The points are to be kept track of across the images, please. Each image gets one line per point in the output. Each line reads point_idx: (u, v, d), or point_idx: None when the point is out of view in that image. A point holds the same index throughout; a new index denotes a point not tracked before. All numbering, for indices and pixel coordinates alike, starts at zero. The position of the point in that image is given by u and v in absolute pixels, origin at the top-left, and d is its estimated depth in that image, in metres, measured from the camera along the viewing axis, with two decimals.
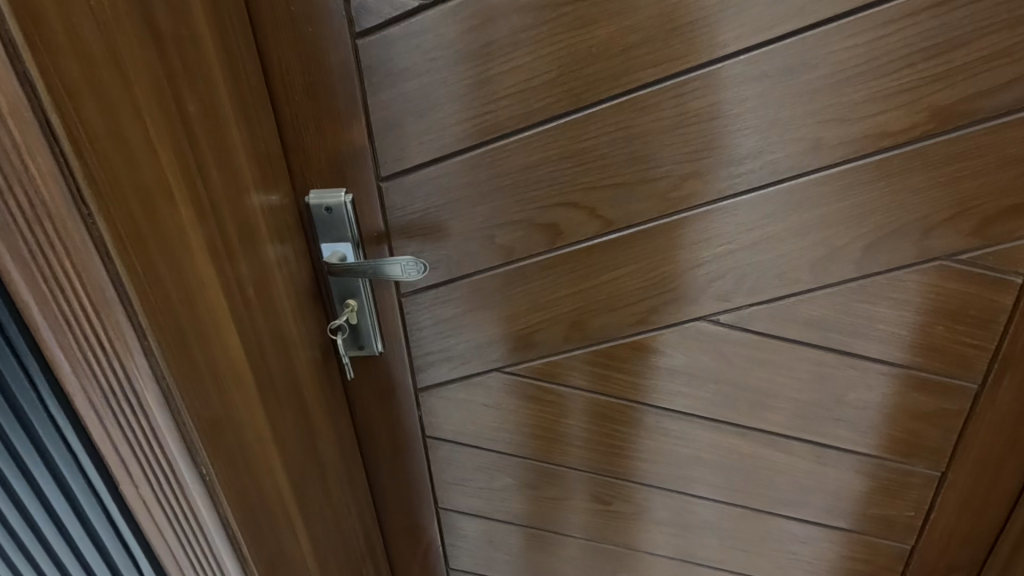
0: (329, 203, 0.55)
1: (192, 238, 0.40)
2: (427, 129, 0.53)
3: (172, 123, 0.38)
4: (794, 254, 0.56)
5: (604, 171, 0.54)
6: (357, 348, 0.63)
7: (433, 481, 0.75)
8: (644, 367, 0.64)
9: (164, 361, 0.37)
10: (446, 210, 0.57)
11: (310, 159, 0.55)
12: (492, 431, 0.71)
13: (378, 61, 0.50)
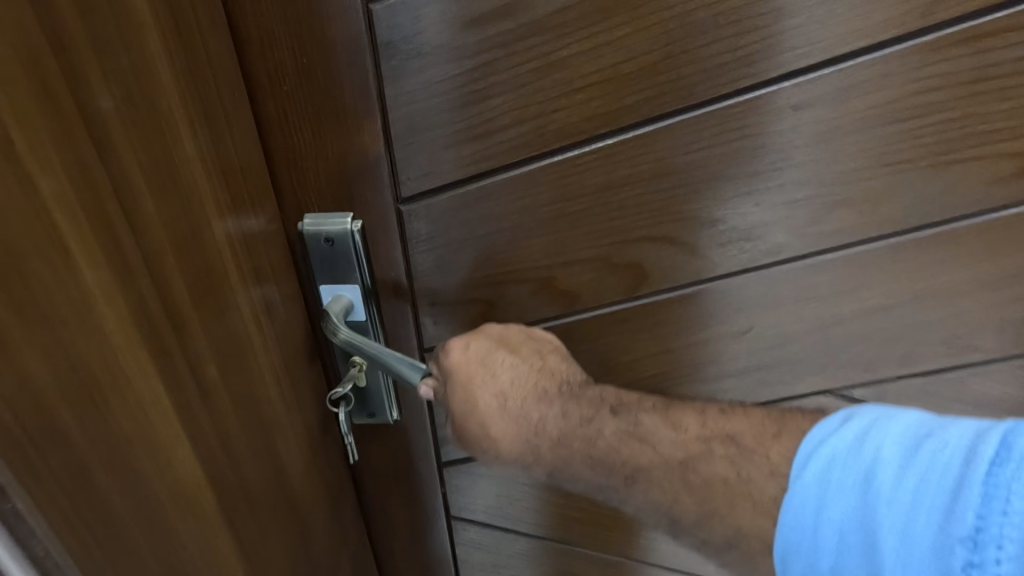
0: (330, 232, 0.40)
1: (106, 316, 0.25)
2: (468, 133, 0.38)
3: (67, 130, 0.23)
4: (970, 314, 0.40)
5: (717, 195, 0.38)
6: (365, 417, 0.48)
7: (458, 568, 0.61)
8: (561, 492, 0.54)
9: (50, 526, 0.22)
10: (489, 244, 0.42)
11: (302, 172, 0.39)
12: (534, 512, 0.56)
13: (401, 36, 0.35)
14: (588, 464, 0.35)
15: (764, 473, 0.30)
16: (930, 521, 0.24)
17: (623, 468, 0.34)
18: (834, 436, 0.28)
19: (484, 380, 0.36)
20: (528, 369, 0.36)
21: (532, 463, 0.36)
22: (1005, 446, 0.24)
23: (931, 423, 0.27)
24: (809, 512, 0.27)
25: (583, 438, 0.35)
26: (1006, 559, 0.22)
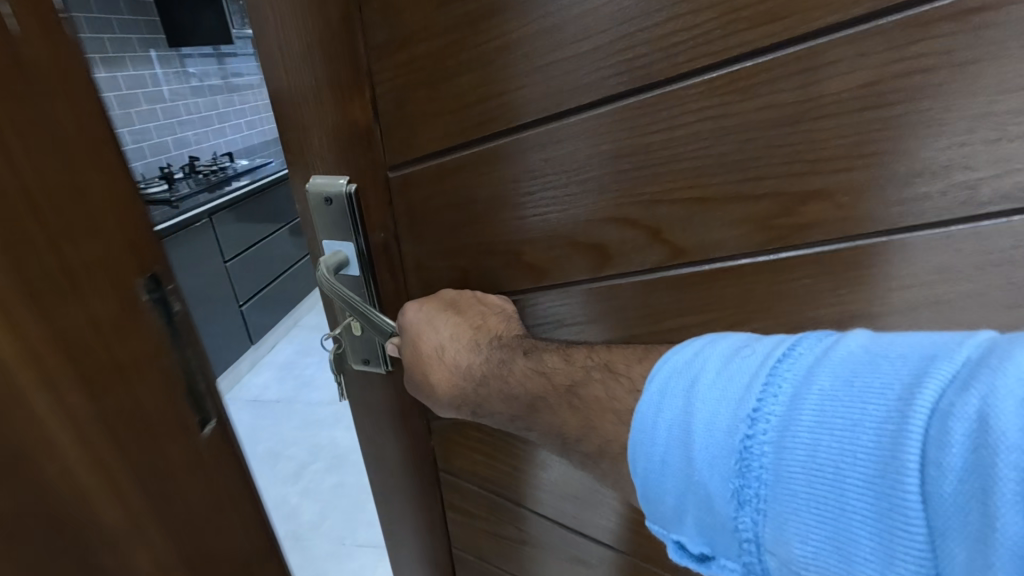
0: (330, 193, 0.45)
1: None
2: (442, 107, 0.41)
3: None
4: (979, 330, 0.36)
5: (679, 178, 0.38)
6: (361, 362, 0.54)
7: (446, 518, 0.66)
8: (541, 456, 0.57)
9: None
10: (464, 213, 0.45)
11: (307, 138, 0.45)
12: (511, 474, 0.60)
13: (384, 16, 0.39)
14: (501, 398, 0.42)
15: (627, 390, 0.33)
16: (727, 410, 0.27)
17: (526, 398, 0.40)
18: (675, 354, 0.32)
19: (429, 336, 0.45)
20: (462, 327, 0.45)
21: (461, 404, 0.45)
22: (793, 345, 0.28)
23: (748, 339, 0.30)
24: (649, 416, 0.30)
25: (498, 379, 0.42)
26: (771, 429, 0.26)
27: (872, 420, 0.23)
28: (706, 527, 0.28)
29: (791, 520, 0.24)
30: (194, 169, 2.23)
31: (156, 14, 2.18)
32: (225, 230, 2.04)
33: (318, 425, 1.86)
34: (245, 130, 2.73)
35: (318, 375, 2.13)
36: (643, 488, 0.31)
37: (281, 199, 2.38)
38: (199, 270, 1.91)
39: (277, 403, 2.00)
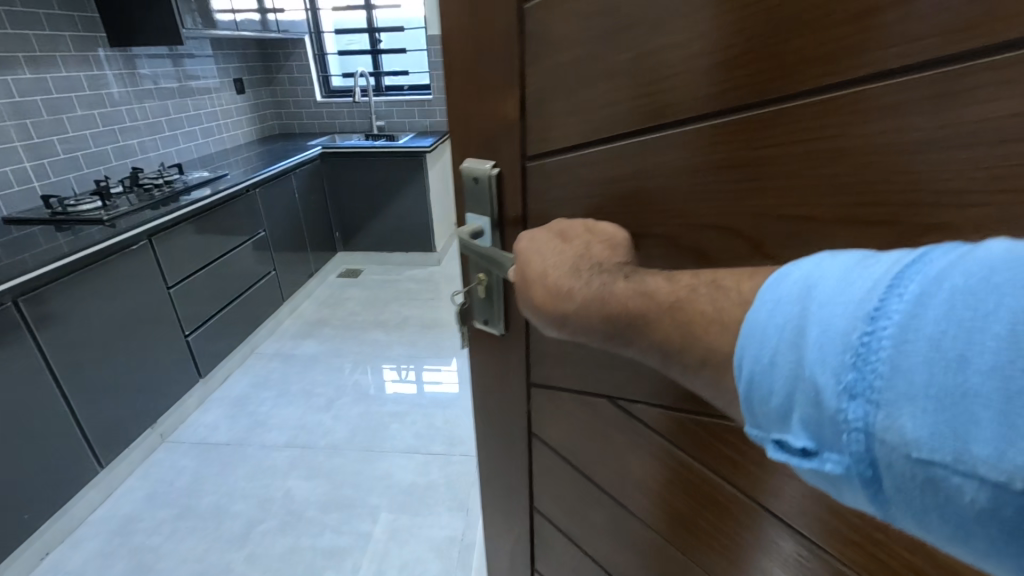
0: (477, 175, 0.62)
1: None
2: (573, 113, 0.53)
3: None
4: None
5: (790, 199, 0.44)
6: (483, 320, 0.73)
7: (532, 482, 0.86)
8: (611, 444, 0.72)
9: None
10: (581, 203, 0.57)
11: (470, 127, 0.61)
12: (583, 452, 0.77)
13: (538, 30, 0.51)
14: (599, 312, 0.44)
15: (734, 305, 0.35)
16: (844, 308, 0.28)
17: (627, 315, 0.42)
18: (793, 268, 0.33)
19: (536, 259, 0.51)
20: (561, 252, 0.51)
21: (559, 321, 0.48)
22: (923, 253, 0.28)
23: (870, 254, 0.31)
24: (758, 323, 0.32)
25: (599, 293, 0.45)
26: (892, 326, 0.26)
27: (1009, 311, 0.23)
28: (812, 425, 0.29)
29: (905, 414, 0.25)
30: (136, 183, 2.32)
31: (95, 12, 2.38)
32: (171, 251, 2.09)
33: (272, 474, 1.87)
34: (178, 142, 2.95)
35: (270, 416, 2.17)
36: (746, 393, 0.33)
37: (233, 215, 2.49)
38: (143, 293, 1.96)
39: (226, 446, 2.02)
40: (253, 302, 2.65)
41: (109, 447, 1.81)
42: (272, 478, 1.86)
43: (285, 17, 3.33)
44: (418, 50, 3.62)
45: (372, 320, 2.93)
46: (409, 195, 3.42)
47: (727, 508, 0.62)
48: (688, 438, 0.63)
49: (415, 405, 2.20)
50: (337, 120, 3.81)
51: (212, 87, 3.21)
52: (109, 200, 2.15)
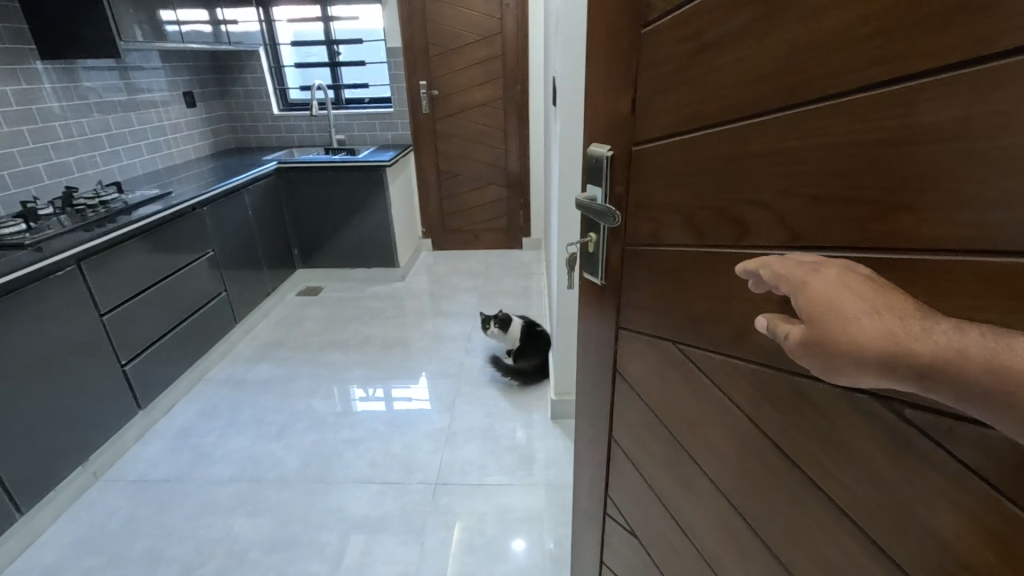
0: (599, 155, 0.82)
1: None
2: (667, 109, 0.68)
3: None
4: None
5: (793, 183, 0.51)
6: (589, 271, 0.92)
7: (613, 409, 0.99)
8: (660, 372, 0.82)
9: None
10: (666, 181, 0.71)
11: (601, 123, 0.82)
12: (645, 380, 0.87)
13: (648, 46, 0.69)
14: (886, 355, 0.37)
15: None
16: None
17: (922, 364, 0.35)
18: None
19: (805, 278, 0.45)
20: (890, 290, 0.40)
21: (815, 350, 0.43)
22: None
23: None
24: None
25: (892, 334, 0.37)
26: None
27: None
28: None
29: None
30: (70, 204, 2.14)
31: (23, 24, 2.21)
32: (106, 276, 1.92)
33: (217, 512, 1.71)
34: (122, 159, 2.75)
35: (217, 448, 2.00)
36: None
37: (179, 235, 2.33)
38: (71, 321, 1.77)
39: (165, 483, 1.84)
40: (202, 324, 2.48)
41: (33, 490, 1.62)
42: (214, 517, 1.69)
43: (238, 29, 3.23)
44: (378, 63, 3.56)
45: (331, 340, 2.78)
46: (373, 210, 3.31)
47: (745, 438, 0.66)
48: (720, 375, 0.69)
49: (374, 430, 2.07)
50: (294, 134, 3.70)
51: (159, 101, 3.04)
52: (36, 223, 1.97)
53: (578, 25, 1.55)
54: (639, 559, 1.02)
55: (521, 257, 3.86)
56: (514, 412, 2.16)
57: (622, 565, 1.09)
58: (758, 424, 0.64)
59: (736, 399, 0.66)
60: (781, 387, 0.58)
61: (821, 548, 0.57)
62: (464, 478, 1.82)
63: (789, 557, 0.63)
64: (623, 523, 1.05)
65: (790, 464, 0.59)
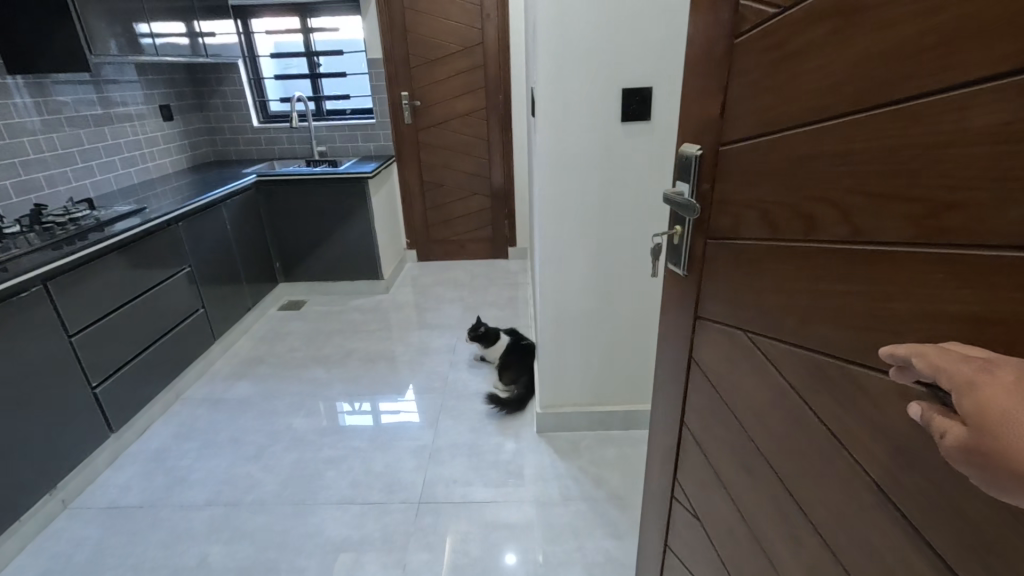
0: (690, 153, 0.83)
1: None
2: (749, 113, 0.68)
3: None
4: None
5: (850, 183, 0.51)
6: (674, 261, 0.93)
7: (688, 396, 0.97)
8: (728, 360, 0.80)
9: None
10: (744, 181, 0.71)
11: (694, 127, 0.83)
12: (716, 368, 0.85)
13: (741, 53, 0.69)
14: None
15: None
16: None
17: None
18: None
19: (965, 373, 0.36)
20: None
21: (983, 470, 0.35)
22: None
23: None
24: None
25: None
26: None
27: None
28: None
29: None
30: (37, 221, 2.08)
31: None
32: (76, 296, 1.86)
33: (190, 539, 1.65)
34: (95, 175, 2.69)
35: (192, 471, 1.93)
36: None
37: (154, 251, 2.27)
38: (36, 347, 1.70)
39: (137, 509, 1.78)
40: (179, 342, 2.41)
41: None
42: (187, 544, 1.63)
43: (215, 41, 3.19)
44: (359, 74, 3.53)
45: (313, 356, 2.72)
46: (356, 222, 3.27)
47: (803, 426, 0.64)
48: (783, 360, 0.66)
49: (356, 449, 2.02)
50: (275, 146, 3.65)
51: (134, 115, 2.99)
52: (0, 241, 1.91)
53: (557, 35, 1.54)
54: (702, 546, 0.98)
55: (507, 267, 3.84)
56: (500, 426, 2.13)
57: (687, 551, 1.05)
58: (813, 408, 0.61)
59: (795, 385, 0.64)
60: (835, 374, 0.56)
61: (869, 541, 0.54)
62: (448, 495, 1.78)
63: (838, 547, 0.59)
64: (687, 505, 1.02)
65: (840, 448, 0.57)
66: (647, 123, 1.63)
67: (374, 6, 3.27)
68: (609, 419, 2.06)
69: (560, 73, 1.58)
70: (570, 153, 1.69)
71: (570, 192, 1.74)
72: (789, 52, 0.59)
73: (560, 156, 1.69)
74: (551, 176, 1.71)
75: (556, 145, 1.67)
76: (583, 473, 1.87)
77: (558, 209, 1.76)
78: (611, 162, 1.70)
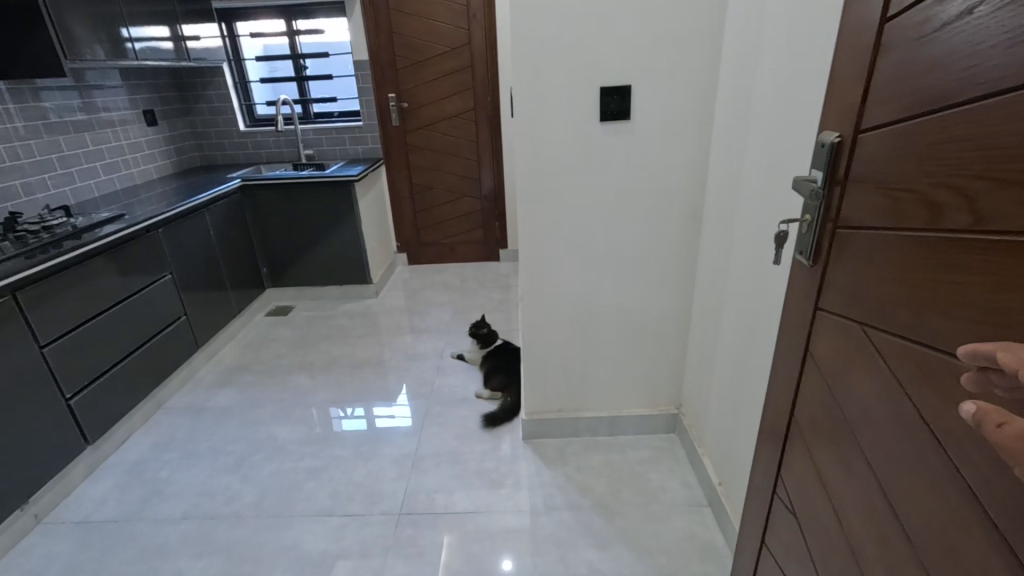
0: (824, 140, 0.74)
1: None
2: (889, 99, 0.63)
3: None
4: None
5: (989, 170, 0.49)
6: (798, 251, 0.84)
7: (798, 390, 0.89)
8: (838, 354, 0.75)
9: None
10: (875, 170, 0.65)
11: (829, 114, 0.75)
12: (829, 363, 0.78)
13: (894, 33, 0.62)
14: None
15: None
16: None
17: None
18: None
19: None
20: None
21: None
22: None
23: None
24: None
25: None
26: None
27: None
28: None
29: None
30: (13, 229, 2.04)
31: None
32: (53, 307, 1.83)
33: (164, 554, 1.61)
34: (76, 181, 2.64)
35: (170, 483, 1.89)
36: None
37: (135, 258, 2.24)
38: (9, 359, 1.66)
39: (112, 523, 1.73)
40: (161, 350, 2.37)
41: None
42: (162, 559, 1.59)
43: (199, 45, 3.16)
44: (345, 77, 3.50)
45: (298, 363, 2.68)
46: (343, 227, 3.23)
47: (909, 426, 0.61)
48: (895, 357, 0.63)
49: (338, 458, 1.98)
50: (262, 150, 3.61)
51: (117, 120, 2.95)
52: None
53: (529, 37, 1.50)
54: (798, 549, 0.91)
55: (499, 270, 3.80)
56: (484, 434, 2.08)
57: (783, 550, 0.97)
58: (917, 409, 0.59)
59: (903, 383, 0.61)
60: (951, 378, 0.54)
61: (961, 552, 0.54)
62: (429, 506, 1.74)
63: (923, 550, 0.59)
64: (786, 502, 0.94)
65: (940, 453, 0.56)
66: (627, 123, 1.60)
67: (359, 8, 3.24)
68: (595, 425, 2.02)
69: (532, 76, 1.55)
70: (545, 157, 1.65)
71: (548, 197, 1.71)
72: (939, 34, 0.54)
73: (536, 160, 1.65)
74: (525, 183, 1.69)
75: (533, 150, 1.64)
76: (570, 481, 1.83)
77: (538, 214, 1.73)
78: (589, 165, 1.66)
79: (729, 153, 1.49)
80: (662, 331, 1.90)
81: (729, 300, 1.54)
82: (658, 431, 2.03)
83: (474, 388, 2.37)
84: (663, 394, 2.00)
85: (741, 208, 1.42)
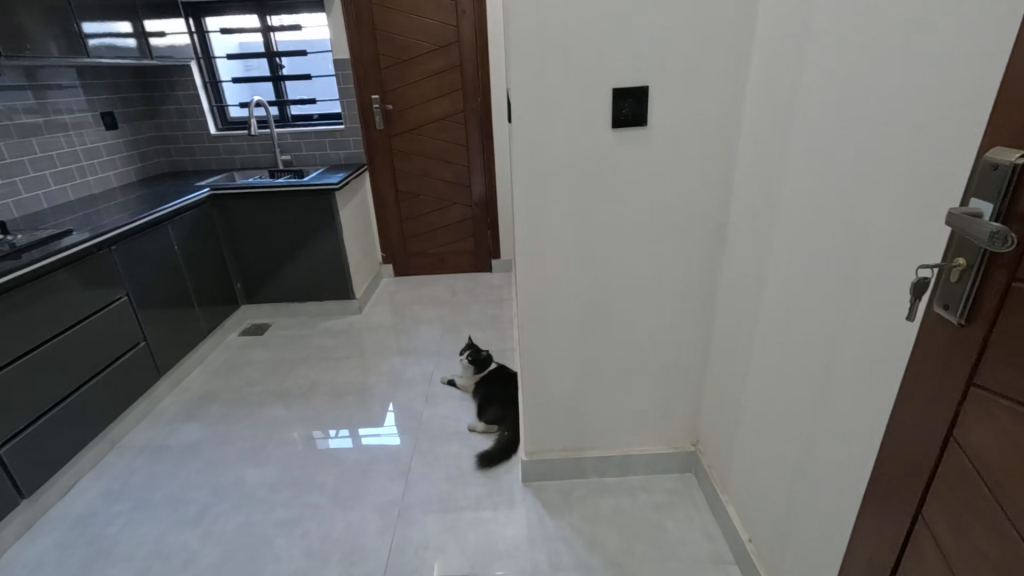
0: (999, 162, 0.58)
1: None
2: None
3: None
4: None
5: None
6: (944, 304, 0.67)
7: (925, 476, 0.72)
8: (1008, 444, 0.59)
9: None
10: None
11: (1003, 134, 0.58)
12: (988, 453, 0.62)
13: None
14: None
15: None
16: None
17: None
18: None
19: None
20: None
21: None
22: None
23: None
24: None
25: None
26: None
27: None
28: None
29: None
30: None
31: None
32: None
33: None
34: (21, 192, 2.37)
35: (118, 542, 1.65)
36: None
37: (86, 279, 1.99)
38: None
39: None
40: (117, 381, 2.12)
41: None
42: None
43: (165, 42, 2.91)
44: (324, 76, 3.26)
45: (272, 390, 2.44)
46: (323, 238, 2.99)
47: None
48: None
49: (314, 507, 1.75)
50: (236, 155, 3.36)
51: (72, 124, 2.68)
52: None
53: (529, 31, 1.29)
54: None
55: (491, 281, 3.59)
56: (479, 475, 1.86)
57: None
58: None
59: None
60: None
61: None
62: (418, 568, 1.52)
63: None
64: None
65: None
66: (643, 129, 1.39)
67: (339, 3, 3.00)
68: (603, 466, 1.82)
69: (534, 77, 1.34)
70: (548, 169, 1.44)
71: (552, 215, 1.50)
72: None
73: (538, 172, 1.45)
74: (525, 198, 1.48)
75: (535, 160, 1.43)
76: (578, 533, 1.62)
77: (541, 234, 1.52)
78: (598, 179, 1.45)
79: (762, 165, 1.29)
80: (679, 362, 1.71)
81: (762, 333, 1.35)
82: (673, 470, 1.83)
83: (467, 420, 2.15)
84: (679, 430, 1.80)
85: (779, 230, 1.23)
